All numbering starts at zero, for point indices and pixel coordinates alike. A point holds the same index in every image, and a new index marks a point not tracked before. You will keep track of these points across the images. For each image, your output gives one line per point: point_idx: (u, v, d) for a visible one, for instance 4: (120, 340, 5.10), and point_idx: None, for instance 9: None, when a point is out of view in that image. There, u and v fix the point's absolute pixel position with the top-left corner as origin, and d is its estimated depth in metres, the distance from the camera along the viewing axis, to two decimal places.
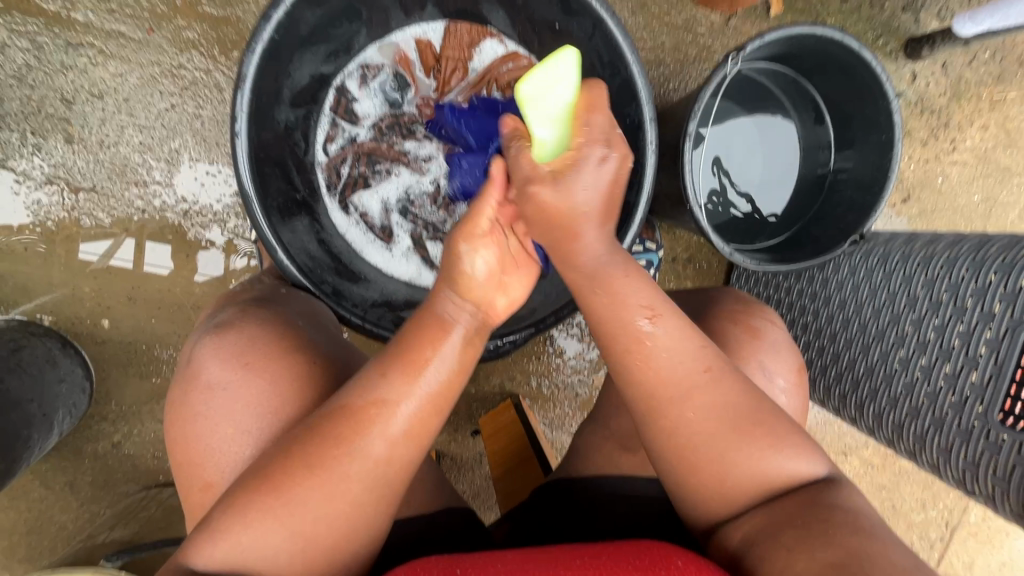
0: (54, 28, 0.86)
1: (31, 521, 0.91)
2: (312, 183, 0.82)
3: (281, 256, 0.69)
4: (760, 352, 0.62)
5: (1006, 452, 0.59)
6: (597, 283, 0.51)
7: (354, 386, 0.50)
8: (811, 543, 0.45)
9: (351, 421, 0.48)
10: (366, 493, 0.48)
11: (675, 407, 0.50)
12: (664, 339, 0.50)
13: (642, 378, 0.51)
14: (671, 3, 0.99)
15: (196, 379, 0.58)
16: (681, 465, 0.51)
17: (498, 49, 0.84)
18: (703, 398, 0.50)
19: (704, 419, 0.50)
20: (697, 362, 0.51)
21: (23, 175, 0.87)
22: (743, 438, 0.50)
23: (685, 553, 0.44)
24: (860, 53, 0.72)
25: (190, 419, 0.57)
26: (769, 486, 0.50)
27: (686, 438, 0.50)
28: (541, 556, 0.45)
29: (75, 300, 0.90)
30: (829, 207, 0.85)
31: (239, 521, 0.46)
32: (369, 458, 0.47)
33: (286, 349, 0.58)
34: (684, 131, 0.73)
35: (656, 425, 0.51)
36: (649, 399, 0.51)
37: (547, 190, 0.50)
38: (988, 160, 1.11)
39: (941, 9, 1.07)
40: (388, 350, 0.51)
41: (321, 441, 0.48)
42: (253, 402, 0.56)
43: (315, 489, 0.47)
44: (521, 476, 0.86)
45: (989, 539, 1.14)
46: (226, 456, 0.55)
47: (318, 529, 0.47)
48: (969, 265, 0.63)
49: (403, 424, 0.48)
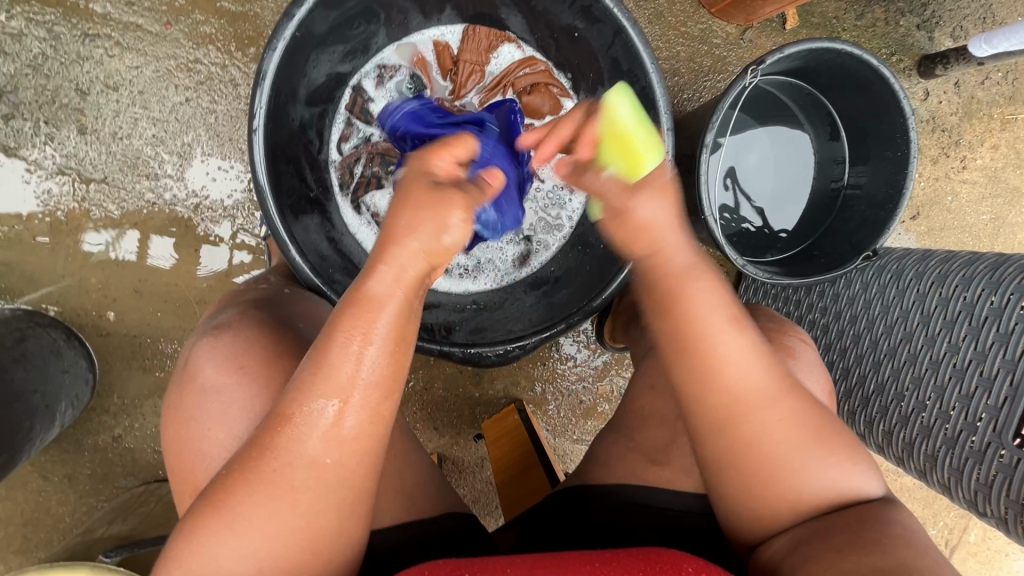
0: (72, 18, 0.85)
1: (29, 512, 0.91)
2: (325, 181, 0.81)
3: (293, 252, 0.68)
4: (799, 370, 0.61)
5: (1019, 474, 0.58)
6: (671, 292, 0.49)
7: (290, 387, 0.46)
8: (857, 551, 0.45)
9: (288, 429, 0.45)
10: (322, 498, 0.46)
11: (755, 416, 0.49)
12: (744, 348, 0.49)
13: (717, 386, 0.49)
14: (688, 14, 1.00)
15: (190, 381, 0.57)
16: (748, 471, 0.49)
17: (515, 54, 0.85)
18: (779, 412, 0.49)
19: (784, 429, 0.49)
20: (774, 373, 0.49)
21: (35, 164, 0.87)
22: (810, 452, 0.50)
23: (696, 560, 0.43)
24: (879, 69, 0.72)
25: (184, 424, 0.56)
26: (826, 500, 0.50)
27: (760, 450, 0.49)
28: (551, 561, 0.44)
29: (81, 291, 0.89)
30: (840, 222, 0.85)
31: (192, 543, 0.46)
32: (313, 461, 0.45)
33: (283, 354, 0.57)
34: (701, 143, 0.73)
35: (734, 434, 0.49)
36: (727, 405, 0.49)
37: (640, 209, 0.50)
38: (998, 180, 1.11)
39: (955, 28, 1.07)
40: (319, 341, 0.47)
41: (259, 451, 0.46)
42: (245, 407, 0.54)
43: (271, 501, 0.45)
44: (524, 482, 0.86)
45: (988, 559, 1.14)
46: (214, 460, 0.53)
47: (276, 544, 0.45)
48: (984, 285, 0.63)
49: (348, 421, 0.46)
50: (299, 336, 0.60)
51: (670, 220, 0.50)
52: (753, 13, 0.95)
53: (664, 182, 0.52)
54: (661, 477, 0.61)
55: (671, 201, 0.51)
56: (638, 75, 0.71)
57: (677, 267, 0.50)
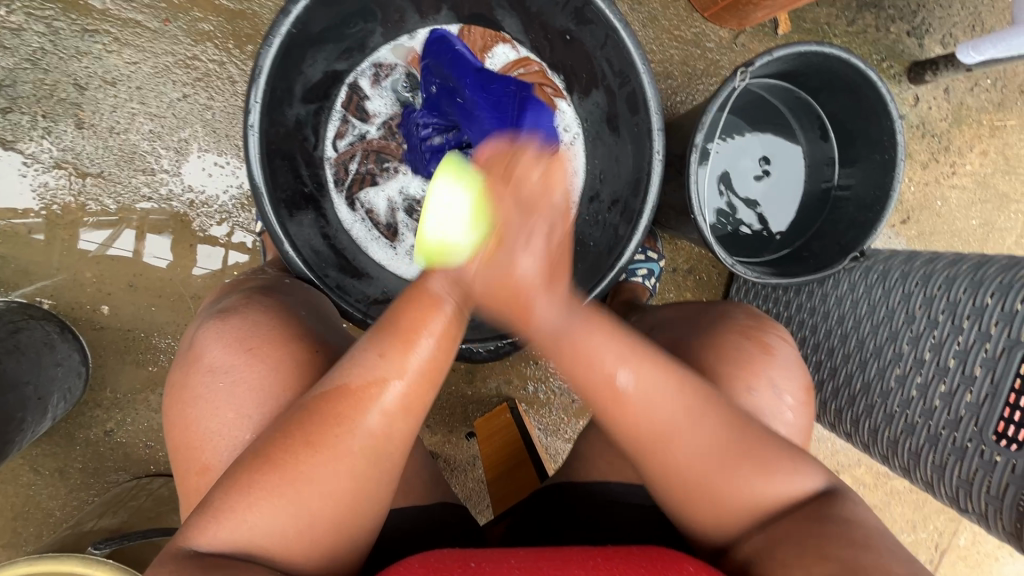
0: (71, 14, 0.86)
1: (19, 506, 0.90)
2: (320, 178, 0.82)
3: (287, 247, 0.69)
4: (769, 369, 0.61)
5: (1000, 470, 0.59)
6: (561, 347, 0.50)
7: (346, 363, 0.48)
8: (817, 553, 0.45)
9: (349, 399, 0.46)
10: (370, 465, 0.46)
11: (669, 449, 0.50)
12: (642, 387, 0.50)
13: (628, 429, 0.51)
14: (681, 18, 1.01)
15: (196, 362, 0.55)
16: (685, 492, 0.51)
17: (510, 55, 0.86)
18: (686, 438, 0.50)
19: (697, 454, 0.50)
20: (679, 403, 0.50)
21: (32, 157, 0.87)
22: (732, 465, 0.50)
23: (696, 560, 0.44)
24: (866, 73, 0.73)
25: (190, 403, 0.54)
26: (779, 502, 0.50)
27: (685, 474, 0.50)
28: (553, 553, 0.44)
29: (75, 285, 0.90)
30: (830, 224, 0.86)
31: (244, 500, 0.44)
32: (369, 433, 0.46)
33: (291, 336, 0.56)
34: (692, 143, 0.74)
35: (652, 467, 0.51)
36: (640, 445, 0.51)
37: (499, 254, 0.48)
38: (987, 186, 1.12)
39: (945, 35, 1.09)
40: (378, 328, 0.49)
41: (316, 421, 0.46)
42: (257, 387, 0.53)
43: (327, 463, 0.45)
44: (512, 479, 0.86)
45: (977, 563, 1.14)
46: (227, 440, 0.52)
47: (325, 507, 0.45)
48: (968, 285, 0.64)
49: (400, 401, 0.47)
50: (304, 322, 0.58)
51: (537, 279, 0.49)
52: (745, 18, 0.96)
53: (558, 209, 0.49)
54: None
55: (548, 261, 0.49)
56: (629, 76, 0.72)
57: (557, 333, 0.50)
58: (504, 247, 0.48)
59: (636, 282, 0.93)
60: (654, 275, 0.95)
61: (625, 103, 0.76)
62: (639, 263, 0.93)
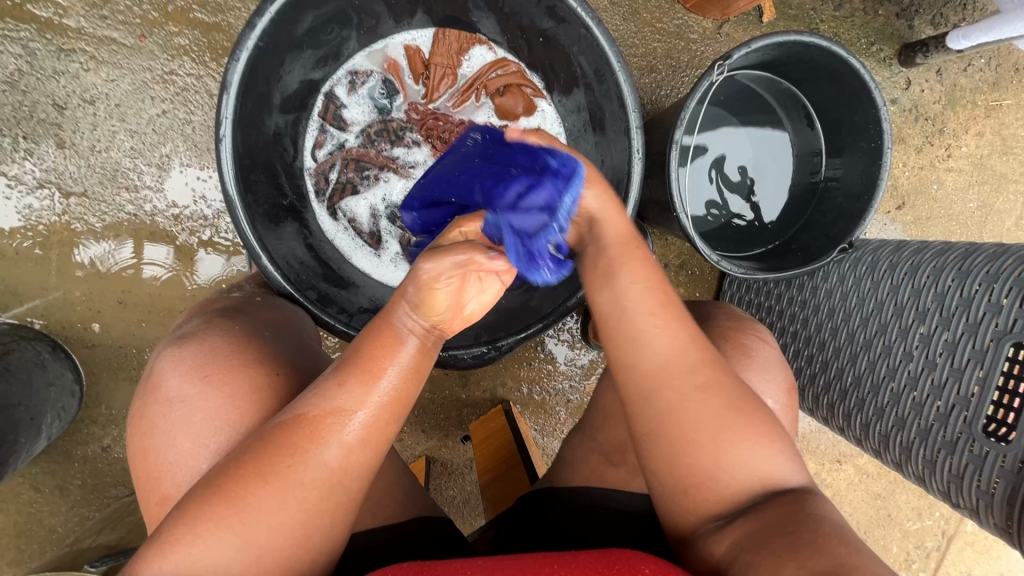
0: (47, 34, 0.86)
1: (21, 524, 0.91)
2: (301, 189, 0.82)
3: (266, 261, 0.69)
4: (748, 370, 0.60)
5: (989, 465, 0.58)
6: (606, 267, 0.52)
7: (309, 393, 0.48)
8: (795, 555, 0.43)
9: (306, 430, 0.47)
10: (322, 500, 0.46)
11: (682, 385, 0.48)
12: (675, 325, 0.50)
13: (646, 356, 0.49)
14: (663, 10, 0.99)
15: (154, 392, 0.55)
16: (673, 461, 0.49)
17: (488, 56, 0.85)
18: (713, 386, 0.49)
19: (711, 406, 0.48)
20: (703, 349, 0.50)
21: (16, 179, 0.88)
22: (732, 433, 0.48)
23: (654, 560, 0.43)
24: (848, 61, 0.71)
25: (149, 433, 0.54)
26: (756, 491, 0.49)
27: (689, 428, 0.48)
28: (511, 564, 0.44)
29: (65, 305, 0.90)
30: (818, 215, 0.85)
31: (190, 532, 0.44)
32: (324, 466, 0.46)
33: (250, 362, 0.56)
34: (671, 139, 0.73)
35: (662, 404, 0.48)
36: (655, 378, 0.49)
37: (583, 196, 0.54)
38: (984, 167, 1.10)
39: (935, 16, 1.07)
40: (346, 357, 0.49)
41: (272, 451, 0.46)
42: (214, 415, 0.53)
43: (277, 495, 0.45)
44: (503, 484, 0.86)
45: (985, 548, 1.13)
46: (184, 470, 0.52)
47: (273, 538, 0.45)
48: (955, 275, 0.62)
49: (359, 434, 0.47)
50: (266, 343, 0.58)
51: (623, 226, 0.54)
52: (728, 7, 0.95)
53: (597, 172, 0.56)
54: (619, 478, 0.61)
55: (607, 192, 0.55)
56: (605, 73, 0.71)
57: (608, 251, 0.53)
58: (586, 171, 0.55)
59: None
60: None
61: (604, 102, 0.75)
62: None
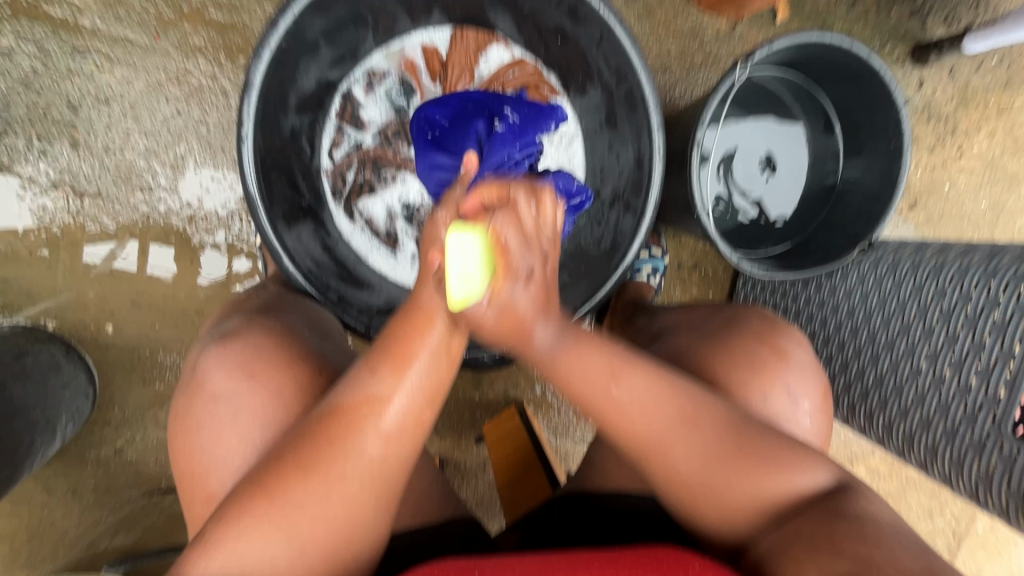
0: (61, 34, 0.86)
1: (34, 527, 0.91)
2: (318, 189, 0.81)
3: (287, 262, 0.71)
4: (785, 373, 0.60)
5: (1020, 465, 0.59)
6: (554, 366, 0.49)
7: (344, 384, 0.48)
8: (840, 543, 0.44)
9: (343, 422, 0.46)
10: (364, 492, 0.46)
11: (661, 459, 0.50)
12: (637, 392, 0.50)
13: (630, 438, 0.50)
14: (677, 10, 0.99)
15: (198, 389, 0.54)
16: (692, 501, 0.50)
17: (505, 56, 0.83)
18: (683, 445, 0.50)
19: (693, 462, 0.50)
20: (673, 410, 0.50)
21: (29, 179, 0.87)
22: (729, 474, 0.50)
23: (702, 557, 0.44)
24: (869, 60, 0.71)
25: (193, 430, 0.53)
26: (789, 506, 0.49)
27: (679, 487, 0.50)
28: (558, 558, 0.43)
29: (79, 305, 0.90)
30: (836, 215, 0.85)
31: (235, 529, 0.44)
32: (365, 457, 0.46)
33: (293, 360, 0.55)
34: (693, 139, 0.72)
35: (656, 475, 0.51)
36: (636, 455, 0.51)
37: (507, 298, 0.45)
38: (996, 167, 1.10)
39: (948, 15, 1.06)
40: (377, 345, 0.49)
41: (313, 445, 0.46)
42: (258, 413, 0.52)
43: (318, 490, 0.45)
44: (521, 486, 0.85)
45: (997, 549, 1.13)
46: (228, 467, 0.52)
47: (319, 534, 0.45)
48: (981, 275, 0.63)
49: (395, 421, 0.47)
50: (306, 342, 0.58)
51: (542, 298, 0.47)
52: (743, 7, 0.94)
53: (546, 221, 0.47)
54: None
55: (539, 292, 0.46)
56: (625, 75, 0.72)
57: (544, 354, 0.49)
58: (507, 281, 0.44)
59: (641, 281, 0.91)
60: (659, 273, 0.94)
61: (623, 102, 0.74)
62: (643, 261, 0.92)
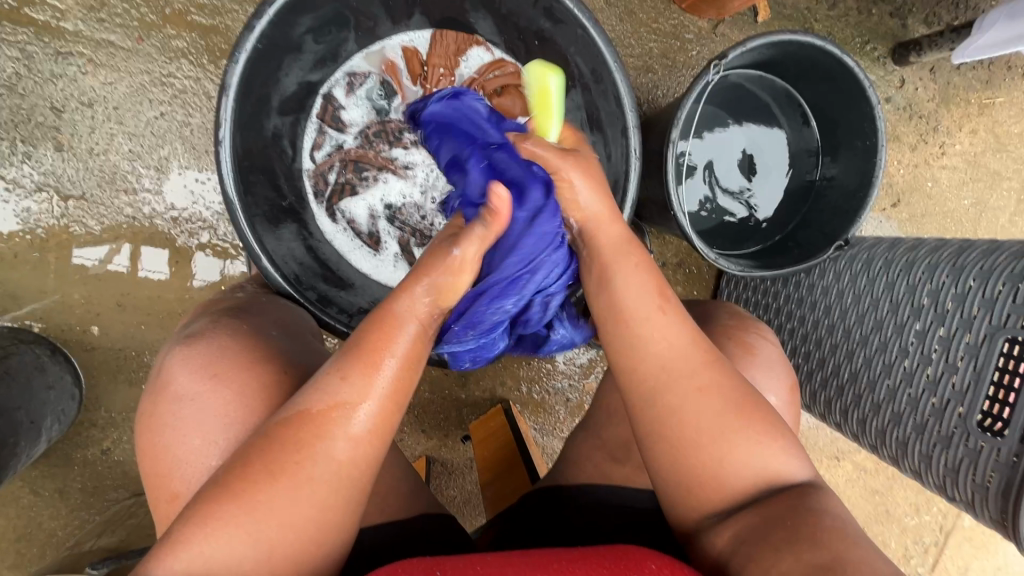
0: (44, 38, 0.86)
1: (21, 528, 0.91)
2: (300, 190, 0.82)
3: (266, 263, 0.69)
4: (752, 368, 0.61)
5: (984, 458, 0.59)
6: (613, 258, 0.55)
7: (311, 387, 0.48)
8: (797, 544, 0.45)
9: (312, 426, 0.47)
10: (334, 494, 0.47)
11: (677, 389, 0.51)
12: (673, 325, 0.52)
13: (643, 364, 0.52)
14: (659, 10, 1.00)
15: (163, 391, 0.55)
16: (670, 452, 0.51)
17: (485, 57, 0.85)
18: (704, 389, 0.51)
19: (703, 407, 0.50)
20: (698, 355, 0.52)
21: (13, 182, 0.87)
22: (732, 435, 0.50)
23: (660, 557, 0.44)
24: (842, 60, 0.72)
25: (159, 431, 0.54)
26: (765, 487, 0.50)
27: (679, 424, 0.50)
28: (520, 558, 0.44)
29: (64, 307, 0.90)
30: (814, 212, 0.86)
31: (201, 529, 0.44)
32: (333, 458, 0.47)
33: (259, 360, 0.56)
34: (668, 139, 0.73)
35: (662, 405, 0.51)
36: (650, 381, 0.51)
37: (567, 186, 0.56)
38: (978, 164, 1.11)
39: (928, 15, 1.07)
40: (343, 350, 0.49)
41: (278, 446, 0.47)
42: (223, 412, 0.53)
43: (287, 491, 0.46)
44: (504, 483, 0.86)
45: (983, 543, 1.14)
46: (193, 466, 0.52)
47: (283, 536, 0.46)
48: (948, 272, 0.63)
49: (364, 425, 0.48)
50: (273, 342, 0.58)
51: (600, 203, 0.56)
52: (724, 6, 0.95)
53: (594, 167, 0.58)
54: (623, 473, 0.61)
55: (596, 185, 0.57)
56: (602, 74, 0.72)
57: (605, 247, 0.55)
58: (571, 159, 0.57)
59: None
60: None
61: (601, 101, 0.75)
62: None
